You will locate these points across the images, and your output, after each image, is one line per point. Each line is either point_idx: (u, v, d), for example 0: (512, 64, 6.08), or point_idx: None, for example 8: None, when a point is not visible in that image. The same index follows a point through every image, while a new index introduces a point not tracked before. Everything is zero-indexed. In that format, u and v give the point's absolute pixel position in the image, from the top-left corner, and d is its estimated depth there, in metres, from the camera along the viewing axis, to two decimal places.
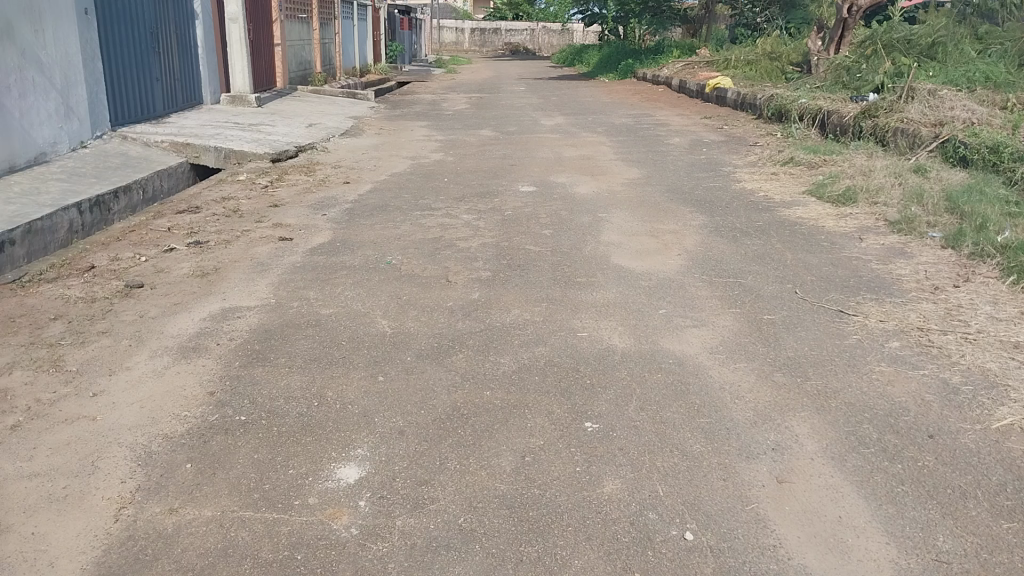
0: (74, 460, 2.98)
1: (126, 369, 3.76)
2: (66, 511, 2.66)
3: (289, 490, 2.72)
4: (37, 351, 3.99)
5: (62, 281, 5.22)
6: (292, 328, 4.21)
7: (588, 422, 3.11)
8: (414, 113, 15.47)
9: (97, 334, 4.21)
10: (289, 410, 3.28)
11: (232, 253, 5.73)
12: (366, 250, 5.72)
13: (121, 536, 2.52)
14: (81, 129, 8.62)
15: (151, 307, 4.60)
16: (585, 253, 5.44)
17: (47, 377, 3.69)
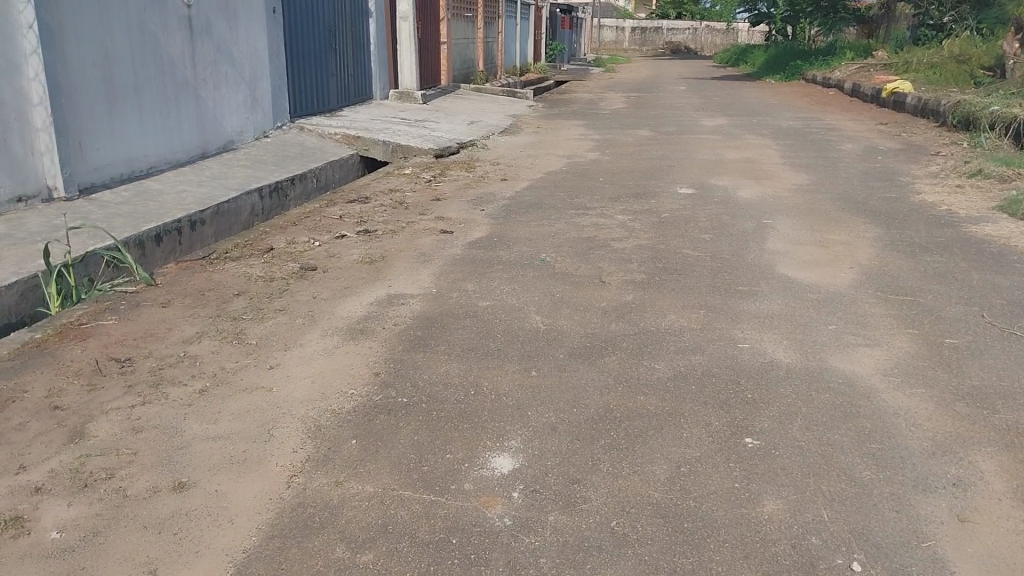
0: (253, 426, 3.21)
1: (299, 345, 4.01)
2: (246, 473, 2.88)
3: (446, 474, 2.81)
4: (223, 322, 4.34)
5: (245, 260, 5.64)
6: (450, 317, 4.34)
7: (748, 438, 3.00)
8: (572, 111, 15.51)
9: (275, 311, 4.52)
10: (446, 397, 3.38)
11: (396, 243, 5.99)
12: (522, 246, 5.80)
13: (292, 501, 2.69)
14: (264, 120, 9.28)
15: (323, 289, 4.89)
16: (747, 261, 5.27)
17: (231, 348, 4.00)
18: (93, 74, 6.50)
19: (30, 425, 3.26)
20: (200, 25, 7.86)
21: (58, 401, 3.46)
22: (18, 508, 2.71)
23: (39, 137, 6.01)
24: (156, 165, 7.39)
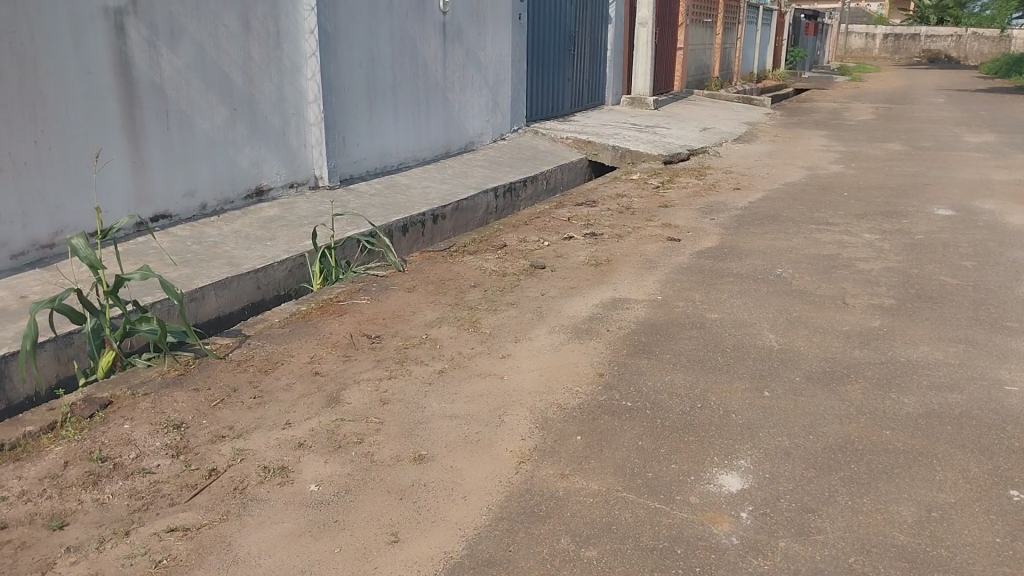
0: (485, 411, 3.38)
1: (529, 339, 4.16)
2: (478, 454, 3.04)
3: (671, 483, 2.79)
4: (460, 311, 4.61)
5: (480, 254, 5.94)
6: (678, 326, 4.29)
7: (1015, 491, 2.69)
8: (813, 121, 14.70)
9: (507, 305, 4.72)
10: (673, 406, 3.35)
11: (625, 247, 6.02)
12: (755, 259, 5.60)
13: (520, 487, 2.81)
14: (503, 122, 9.70)
15: (552, 288, 5.03)
16: (1016, 295, 4.71)
17: (466, 335, 4.24)
18: (359, 75, 7.15)
19: (295, 387, 3.66)
20: (453, 31, 8.38)
21: (318, 368, 3.86)
22: (284, 458, 3.06)
23: (311, 132, 6.72)
24: (405, 161, 7.98)
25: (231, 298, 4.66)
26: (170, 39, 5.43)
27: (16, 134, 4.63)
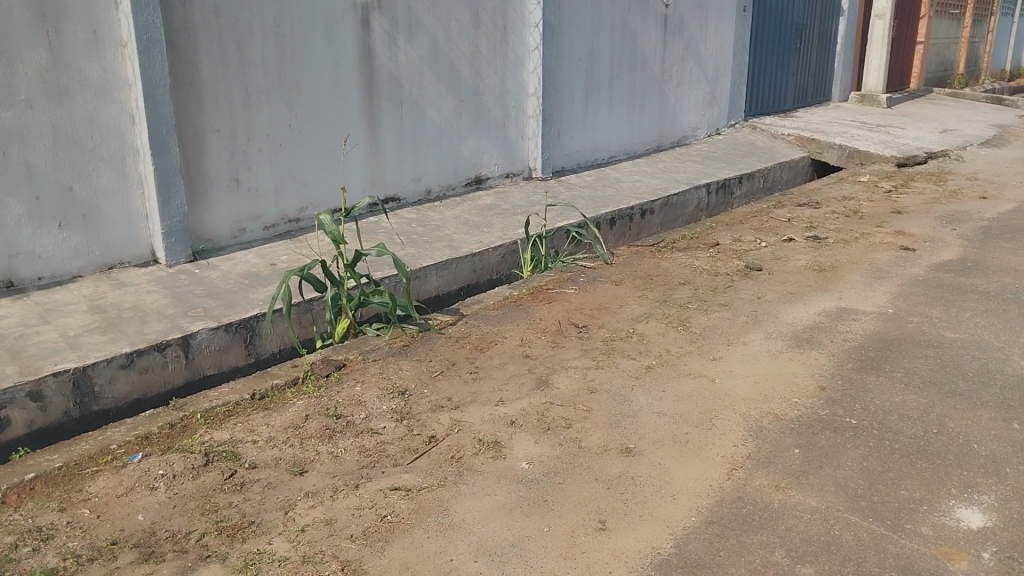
0: (696, 411, 3.32)
1: (743, 343, 4.03)
2: (688, 455, 2.99)
3: (901, 511, 2.60)
4: (670, 308, 4.55)
5: (692, 251, 5.82)
6: (911, 343, 3.96)
7: None
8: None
9: (720, 305, 4.59)
10: (904, 429, 3.11)
11: (850, 254, 5.65)
12: (1004, 277, 5.05)
13: (731, 493, 2.74)
14: (720, 118, 9.41)
15: (768, 291, 4.83)
16: None
17: (677, 333, 4.18)
18: (578, 68, 7.23)
19: (507, 367, 3.79)
20: (675, 24, 8.25)
21: (529, 351, 3.97)
22: (497, 434, 3.18)
23: (530, 124, 6.88)
24: (617, 154, 7.98)
25: (449, 278, 4.91)
26: (408, 32, 5.78)
27: (274, 118, 5.16)
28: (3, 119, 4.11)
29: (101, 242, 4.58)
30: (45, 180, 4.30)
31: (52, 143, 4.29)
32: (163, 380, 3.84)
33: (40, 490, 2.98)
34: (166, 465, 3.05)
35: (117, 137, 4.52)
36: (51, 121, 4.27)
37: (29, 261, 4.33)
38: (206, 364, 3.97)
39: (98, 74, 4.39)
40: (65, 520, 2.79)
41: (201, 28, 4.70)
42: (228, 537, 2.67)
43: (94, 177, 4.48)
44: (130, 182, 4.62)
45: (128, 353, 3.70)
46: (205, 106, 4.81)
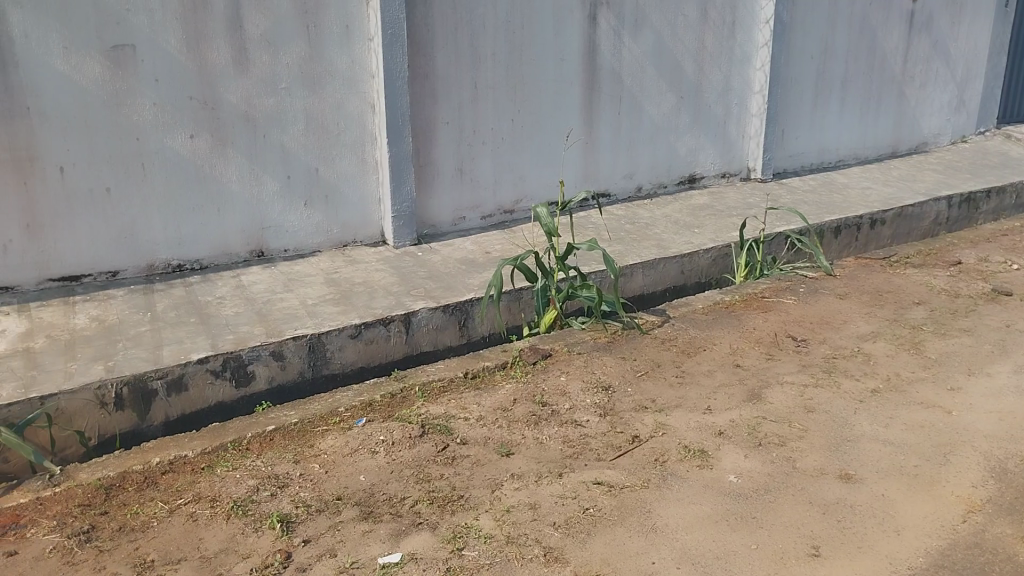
0: (928, 444, 3.06)
1: (987, 375, 3.64)
2: (917, 490, 2.78)
3: None
4: (901, 328, 4.20)
5: (927, 268, 5.34)
6: None
7: None
8: None
9: (960, 331, 4.18)
10: None
11: None
12: None
13: (967, 538, 2.53)
14: (967, 123, 8.53)
15: (1020, 320, 4.33)
16: None
17: (908, 356, 3.85)
18: (809, 67, 6.86)
19: (717, 375, 3.69)
20: (922, 21, 7.58)
21: (741, 361, 3.83)
22: (704, 443, 3.10)
23: (752, 123, 6.62)
24: (845, 159, 7.49)
25: (657, 278, 4.85)
26: (634, 28, 5.75)
27: (498, 111, 5.34)
28: (266, 105, 4.57)
29: (339, 221, 4.98)
30: (296, 162, 4.75)
31: (304, 129, 4.72)
32: (384, 353, 4.11)
33: (279, 441, 3.31)
34: (386, 431, 3.28)
35: (359, 125, 4.89)
36: (305, 109, 4.69)
37: (278, 234, 4.80)
38: (424, 341, 4.21)
39: (347, 66, 4.77)
40: (298, 471, 3.08)
41: (440, 24, 4.96)
42: (439, 508, 2.82)
43: (337, 161, 4.87)
44: (366, 167, 4.97)
45: (357, 325, 4.00)
46: (437, 98, 5.07)
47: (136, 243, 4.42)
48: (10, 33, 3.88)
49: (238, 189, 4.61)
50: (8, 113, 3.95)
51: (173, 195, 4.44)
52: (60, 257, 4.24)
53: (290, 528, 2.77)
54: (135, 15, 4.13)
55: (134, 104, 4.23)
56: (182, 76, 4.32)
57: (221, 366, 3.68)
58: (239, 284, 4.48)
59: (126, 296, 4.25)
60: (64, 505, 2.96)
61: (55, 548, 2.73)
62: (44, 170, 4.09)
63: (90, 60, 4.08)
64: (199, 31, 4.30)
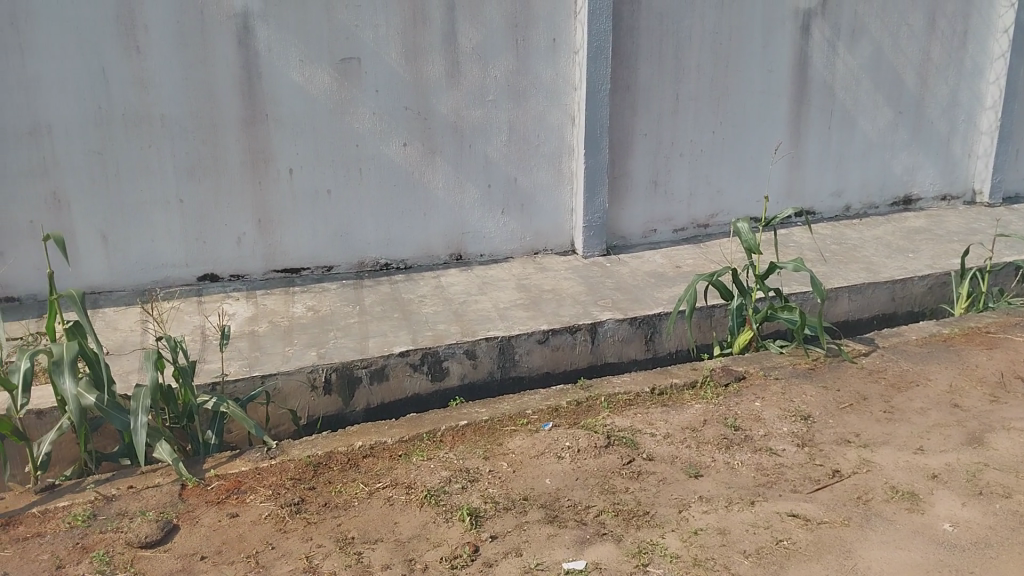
0: None
1: None
2: None
3: None
4: None
5: None
6: None
7: None
8: None
9: None
10: None
11: None
12: None
13: None
14: None
15: None
16: None
17: None
18: None
19: (931, 413, 3.40)
20: None
21: (959, 401, 3.51)
22: (915, 485, 2.87)
23: (981, 141, 6.05)
24: None
25: (863, 304, 4.54)
26: (851, 39, 5.44)
27: (699, 123, 5.24)
28: (473, 116, 4.78)
29: (533, 229, 5.09)
30: (497, 171, 4.91)
31: (506, 139, 4.87)
32: (571, 360, 4.16)
33: (469, 437, 3.44)
34: (572, 438, 3.31)
35: (559, 136, 4.98)
36: (509, 119, 4.85)
37: (476, 239, 4.99)
38: (610, 352, 4.21)
39: (551, 78, 4.88)
40: (487, 468, 3.18)
41: (645, 36, 4.95)
42: (624, 521, 2.80)
43: (536, 171, 4.99)
44: (563, 178, 5.05)
45: (546, 331, 4.07)
46: (638, 110, 5.06)
47: (349, 242, 4.75)
48: (257, 48, 4.30)
49: (442, 195, 4.84)
50: (250, 120, 4.39)
51: (385, 198, 4.74)
52: (284, 251, 4.65)
53: (478, 522, 2.86)
54: (362, 30, 4.45)
55: (356, 113, 4.56)
56: (399, 87, 4.60)
57: (419, 361, 3.88)
58: (438, 284, 4.70)
59: (337, 290, 4.58)
60: (279, 476, 3.23)
61: (270, 515, 2.99)
62: (276, 171, 4.50)
63: (321, 72, 4.44)
64: (417, 45, 4.57)
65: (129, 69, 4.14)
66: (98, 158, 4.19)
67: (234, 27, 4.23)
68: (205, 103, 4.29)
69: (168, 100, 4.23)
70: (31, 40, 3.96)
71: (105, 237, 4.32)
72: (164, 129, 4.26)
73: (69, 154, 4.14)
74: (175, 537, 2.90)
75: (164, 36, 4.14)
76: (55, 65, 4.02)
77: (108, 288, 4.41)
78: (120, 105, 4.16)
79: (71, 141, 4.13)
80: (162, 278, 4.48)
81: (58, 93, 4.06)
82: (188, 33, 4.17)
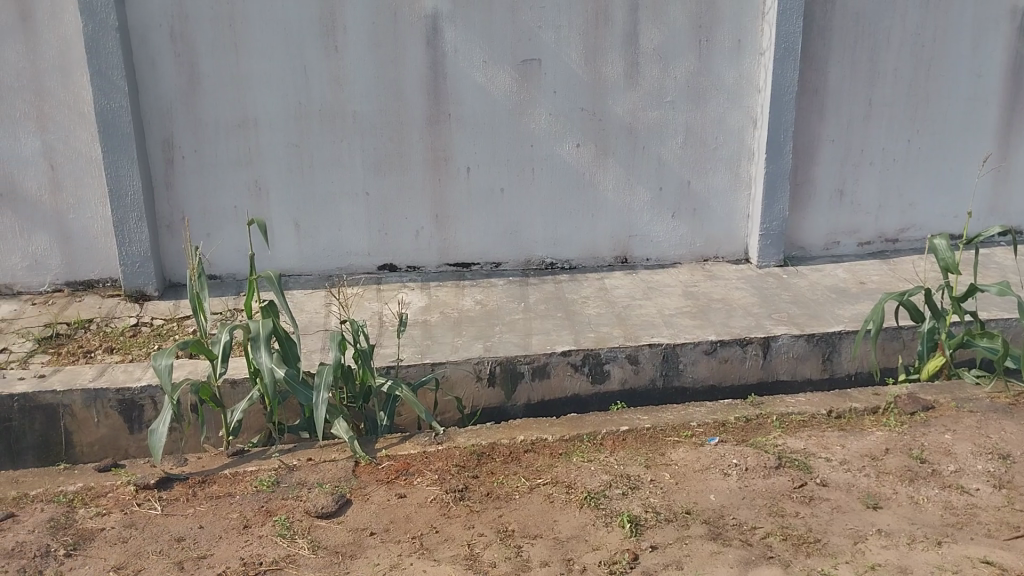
0: None
1: None
2: None
3: None
4: None
5: None
6: None
7: None
8: None
9: None
10: None
11: None
12: None
13: None
14: None
15: None
16: None
17: None
18: None
19: None
20: None
21: None
22: None
23: None
24: None
25: None
26: None
27: (893, 131, 4.90)
28: (649, 118, 4.72)
29: (705, 235, 4.97)
30: (671, 174, 4.83)
31: (682, 142, 4.78)
32: (738, 374, 4.02)
33: (631, 443, 3.41)
34: (740, 456, 3.23)
35: (738, 140, 4.83)
36: (686, 122, 4.75)
37: (644, 243, 4.93)
38: (781, 368, 4.03)
39: (734, 80, 4.73)
40: (649, 477, 3.14)
41: (839, 38, 4.69)
42: (794, 546, 2.68)
43: (711, 175, 4.86)
44: (740, 183, 4.90)
45: (714, 341, 3.96)
46: (825, 115, 4.81)
47: (518, 240, 4.84)
48: (444, 48, 4.46)
49: (613, 197, 4.82)
50: (433, 118, 4.56)
51: (556, 198, 4.79)
52: (456, 246, 4.80)
53: (638, 530, 2.83)
54: (545, 31, 4.51)
55: (533, 114, 4.63)
56: (577, 88, 4.63)
57: (581, 361, 3.88)
58: (603, 286, 4.68)
59: (505, 286, 4.68)
60: (444, 462, 3.35)
61: (434, 499, 3.10)
62: (454, 169, 4.65)
63: (503, 72, 4.55)
64: (598, 45, 4.57)
65: (328, 68, 4.41)
66: (294, 151, 4.50)
67: (424, 28, 4.42)
68: (393, 101, 4.50)
69: (360, 98, 4.48)
70: (244, 40, 4.31)
71: (297, 224, 4.63)
72: (354, 126, 4.51)
73: (271, 146, 4.48)
74: (348, 510, 3.07)
75: (361, 37, 4.38)
76: (263, 64, 4.35)
77: (296, 272, 4.72)
78: (317, 101, 4.45)
79: (273, 135, 4.46)
80: (345, 265, 4.74)
81: (264, 90, 4.39)
82: (381, 34, 4.39)
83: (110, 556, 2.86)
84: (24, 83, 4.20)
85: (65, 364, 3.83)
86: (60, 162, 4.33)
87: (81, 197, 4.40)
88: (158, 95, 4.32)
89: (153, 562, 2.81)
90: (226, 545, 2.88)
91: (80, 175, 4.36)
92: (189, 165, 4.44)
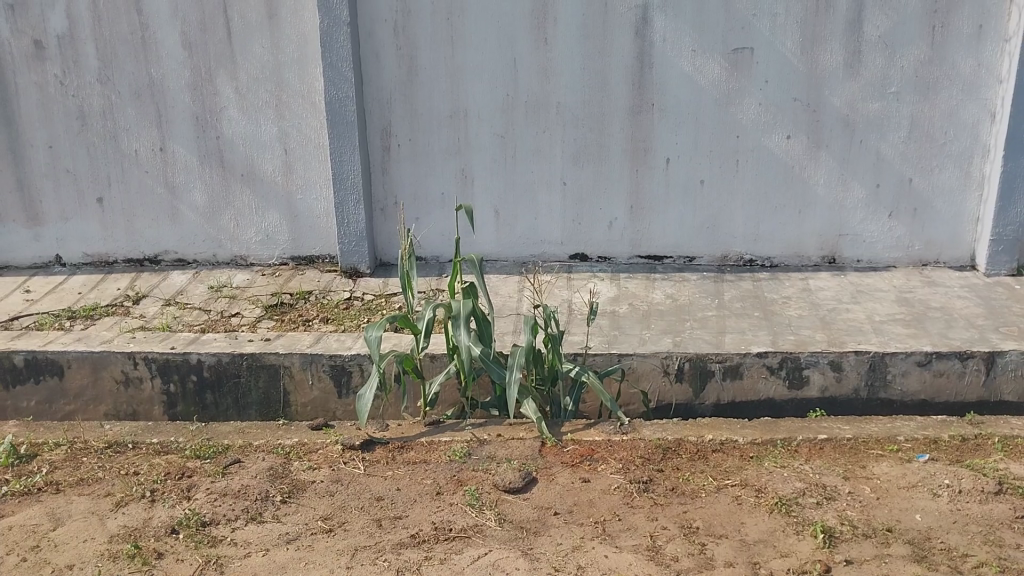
0: None
1: None
2: None
3: None
4: None
5: None
6: None
7: None
8: None
9: None
10: None
11: None
12: None
13: None
14: None
15: None
16: None
17: None
18: None
19: None
20: None
21: None
22: None
23: None
24: None
25: None
26: None
27: None
28: (870, 110, 4.45)
29: (924, 238, 4.61)
30: (890, 170, 4.52)
31: (906, 136, 4.47)
32: (955, 391, 3.71)
33: (829, 452, 3.26)
34: (953, 477, 3.01)
35: (971, 134, 4.44)
36: (911, 114, 4.44)
37: (855, 243, 4.65)
38: (1007, 388, 3.68)
39: (971, 69, 4.34)
40: (847, 488, 3.00)
41: None
42: None
43: (937, 172, 4.50)
44: (971, 183, 4.50)
45: (928, 353, 3.68)
46: None
47: (717, 234, 4.72)
48: (653, 38, 4.44)
49: (823, 193, 4.59)
50: (637, 109, 4.55)
51: (761, 192, 4.62)
52: (652, 237, 4.76)
53: (832, 542, 2.71)
54: (759, 19, 4.36)
55: (742, 104, 4.50)
56: (791, 77, 4.44)
57: (778, 364, 3.74)
58: (807, 287, 4.47)
59: (698, 281, 4.59)
60: (629, 453, 3.35)
61: (619, 488, 3.13)
62: (655, 159, 4.62)
63: (712, 61, 4.45)
64: (817, 33, 4.36)
65: (538, 58, 4.53)
66: (500, 140, 4.67)
67: (634, 18, 4.42)
68: (598, 91, 4.55)
69: (566, 89, 4.56)
70: (460, 34, 4.52)
71: (498, 211, 4.79)
72: (559, 116, 4.61)
73: (479, 134, 4.67)
74: (534, 488, 3.17)
75: (571, 28, 4.46)
76: (476, 56, 4.55)
77: (495, 258, 4.89)
78: (524, 92, 4.58)
79: (481, 123, 4.65)
80: (540, 253, 4.85)
81: (476, 81, 4.59)
82: (591, 24, 4.44)
83: (319, 506, 3.14)
84: (268, 75, 4.67)
85: (288, 330, 4.24)
86: (293, 147, 4.78)
87: (308, 180, 4.83)
88: (380, 86, 4.65)
89: (355, 516, 3.06)
90: (419, 509, 3.08)
91: (310, 159, 4.79)
92: (403, 153, 4.74)
